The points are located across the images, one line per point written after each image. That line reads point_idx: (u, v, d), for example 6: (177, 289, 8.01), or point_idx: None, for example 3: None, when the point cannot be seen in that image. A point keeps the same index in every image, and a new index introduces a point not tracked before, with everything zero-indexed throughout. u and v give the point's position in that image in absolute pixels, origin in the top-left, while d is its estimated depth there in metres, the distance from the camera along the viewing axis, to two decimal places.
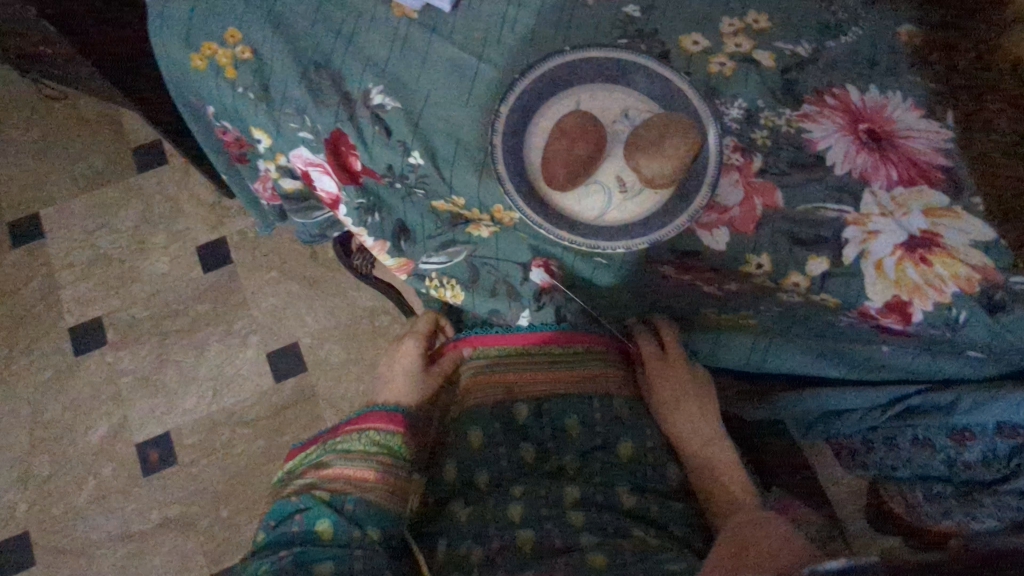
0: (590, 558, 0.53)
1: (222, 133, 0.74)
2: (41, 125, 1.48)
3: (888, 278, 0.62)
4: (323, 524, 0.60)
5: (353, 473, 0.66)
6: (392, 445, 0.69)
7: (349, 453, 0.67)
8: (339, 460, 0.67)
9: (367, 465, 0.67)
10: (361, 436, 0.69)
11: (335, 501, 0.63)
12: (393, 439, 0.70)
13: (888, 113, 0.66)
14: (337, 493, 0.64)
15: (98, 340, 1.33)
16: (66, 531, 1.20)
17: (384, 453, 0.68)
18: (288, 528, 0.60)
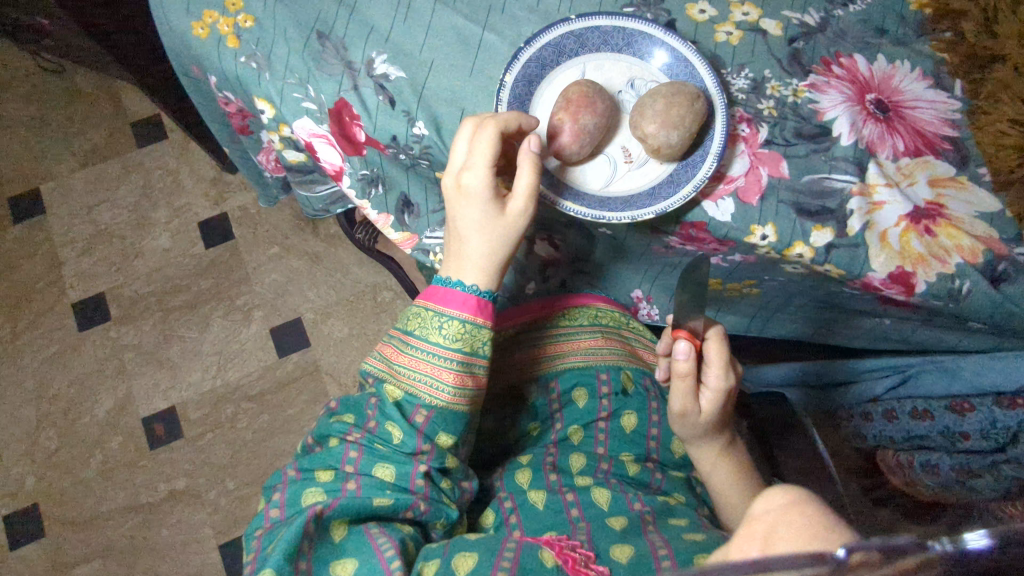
0: (610, 520, 0.57)
1: (224, 104, 0.73)
2: (40, 99, 1.47)
3: (893, 248, 0.61)
4: (392, 429, 0.55)
5: (434, 371, 0.57)
6: (478, 344, 0.58)
7: (429, 344, 0.57)
8: (416, 347, 0.57)
9: (450, 365, 0.57)
10: (436, 320, 0.57)
11: (407, 403, 0.57)
12: (479, 333, 0.57)
13: (896, 83, 0.65)
14: (412, 394, 0.57)
15: (101, 315, 1.33)
16: (74, 504, 1.22)
17: (467, 353, 0.57)
18: (356, 423, 0.57)
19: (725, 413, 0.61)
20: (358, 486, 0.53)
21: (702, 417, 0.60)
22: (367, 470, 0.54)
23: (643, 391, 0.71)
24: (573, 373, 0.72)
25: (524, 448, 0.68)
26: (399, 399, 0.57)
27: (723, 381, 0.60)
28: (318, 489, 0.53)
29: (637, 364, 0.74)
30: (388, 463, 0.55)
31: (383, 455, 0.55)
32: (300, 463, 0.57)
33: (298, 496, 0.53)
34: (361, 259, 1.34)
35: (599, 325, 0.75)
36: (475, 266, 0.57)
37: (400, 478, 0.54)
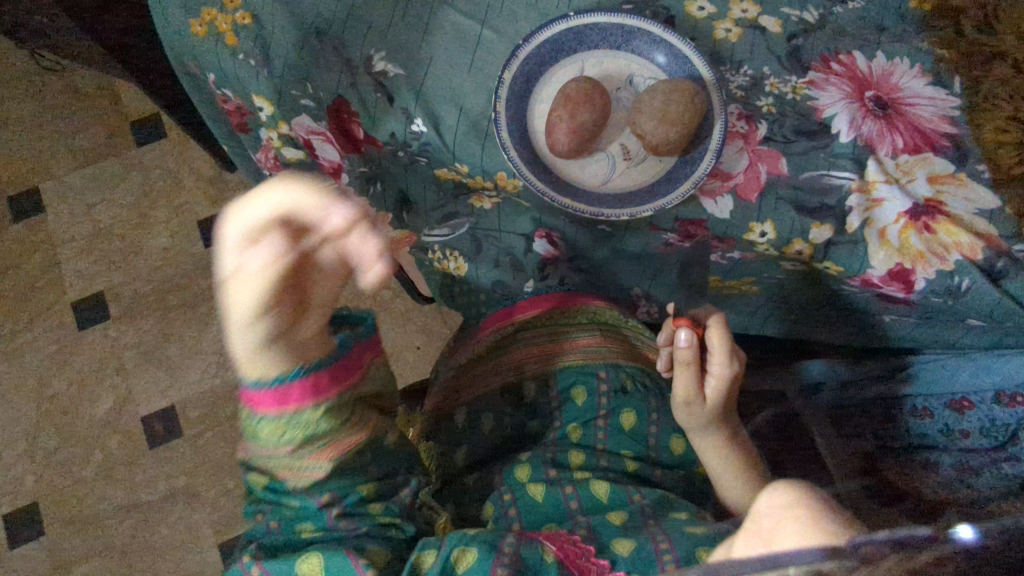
0: (612, 515, 0.58)
1: (223, 101, 0.73)
2: (38, 97, 1.47)
3: (892, 246, 0.61)
4: (255, 480, 0.50)
5: (284, 464, 0.48)
6: (306, 428, 0.46)
7: (258, 445, 0.47)
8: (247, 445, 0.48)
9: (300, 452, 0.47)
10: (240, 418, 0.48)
11: (275, 487, 0.50)
12: (302, 420, 0.46)
13: (894, 80, 0.65)
14: (274, 480, 0.49)
15: (100, 314, 1.34)
16: (76, 502, 1.23)
17: (301, 441, 0.47)
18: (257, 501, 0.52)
19: (728, 399, 0.64)
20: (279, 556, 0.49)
21: (707, 403, 0.63)
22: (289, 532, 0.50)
23: (642, 389, 0.71)
24: (571, 371, 0.71)
25: (525, 447, 0.68)
26: (268, 484, 0.50)
27: (727, 367, 0.62)
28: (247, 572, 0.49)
29: (636, 362, 0.73)
30: (285, 498, 0.50)
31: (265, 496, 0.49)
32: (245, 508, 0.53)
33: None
34: None
35: (596, 324, 0.73)
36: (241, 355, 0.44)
37: (321, 527, 0.50)
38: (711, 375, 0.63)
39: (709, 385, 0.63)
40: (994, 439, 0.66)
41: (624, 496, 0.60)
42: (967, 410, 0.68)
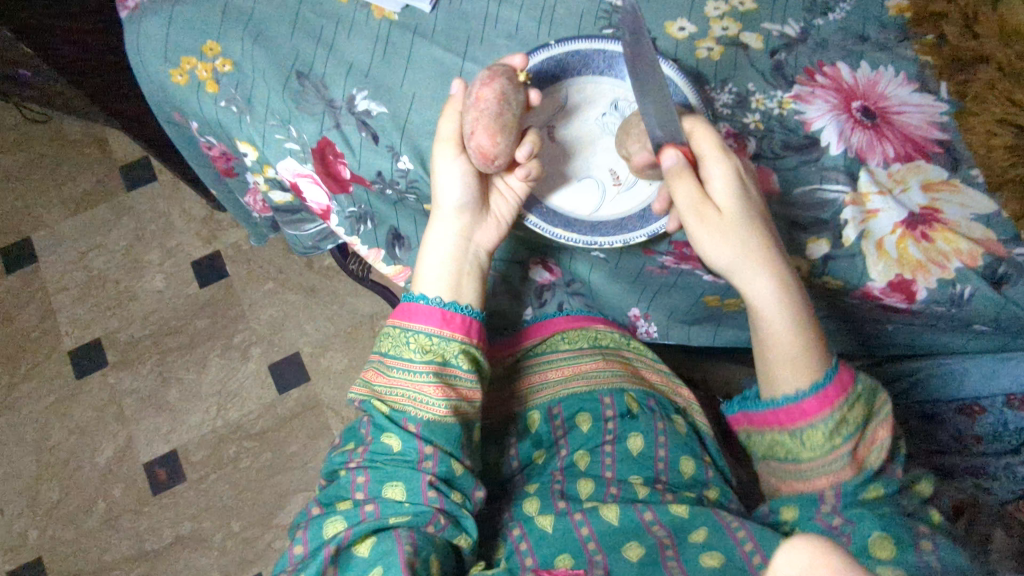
0: (628, 548, 0.58)
1: (207, 148, 0.72)
2: (26, 148, 1.47)
3: (891, 256, 0.60)
4: (378, 409, 0.57)
5: (418, 391, 0.57)
6: (450, 352, 0.58)
7: (416, 364, 0.57)
8: (392, 366, 0.58)
9: (428, 379, 0.57)
10: (393, 333, 0.59)
11: (397, 416, 0.57)
12: (449, 345, 0.58)
13: (881, 89, 0.65)
14: (398, 409, 0.57)
15: (98, 361, 1.33)
16: (80, 554, 1.21)
17: (441, 364, 0.58)
18: (357, 445, 0.58)
19: (750, 213, 0.54)
20: (371, 505, 0.54)
21: (726, 215, 0.53)
22: (376, 489, 0.55)
23: (648, 411, 0.70)
24: (575, 398, 0.71)
25: (530, 477, 0.68)
26: (389, 413, 0.57)
27: (722, 166, 0.53)
28: (336, 518, 0.54)
29: (640, 385, 0.72)
30: (389, 437, 0.56)
31: (388, 423, 0.56)
32: (320, 497, 0.57)
33: (319, 531, 0.54)
34: (357, 290, 1.34)
35: (598, 348, 0.74)
36: (432, 281, 0.59)
37: (410, 491, 0.54)
38: (714, 179, 0.53)
39: (714, 192, 0.53)
40: (1008, 444, 0.67)
41: (637, 520, 0.60)
42: (979, 415, 0.68)
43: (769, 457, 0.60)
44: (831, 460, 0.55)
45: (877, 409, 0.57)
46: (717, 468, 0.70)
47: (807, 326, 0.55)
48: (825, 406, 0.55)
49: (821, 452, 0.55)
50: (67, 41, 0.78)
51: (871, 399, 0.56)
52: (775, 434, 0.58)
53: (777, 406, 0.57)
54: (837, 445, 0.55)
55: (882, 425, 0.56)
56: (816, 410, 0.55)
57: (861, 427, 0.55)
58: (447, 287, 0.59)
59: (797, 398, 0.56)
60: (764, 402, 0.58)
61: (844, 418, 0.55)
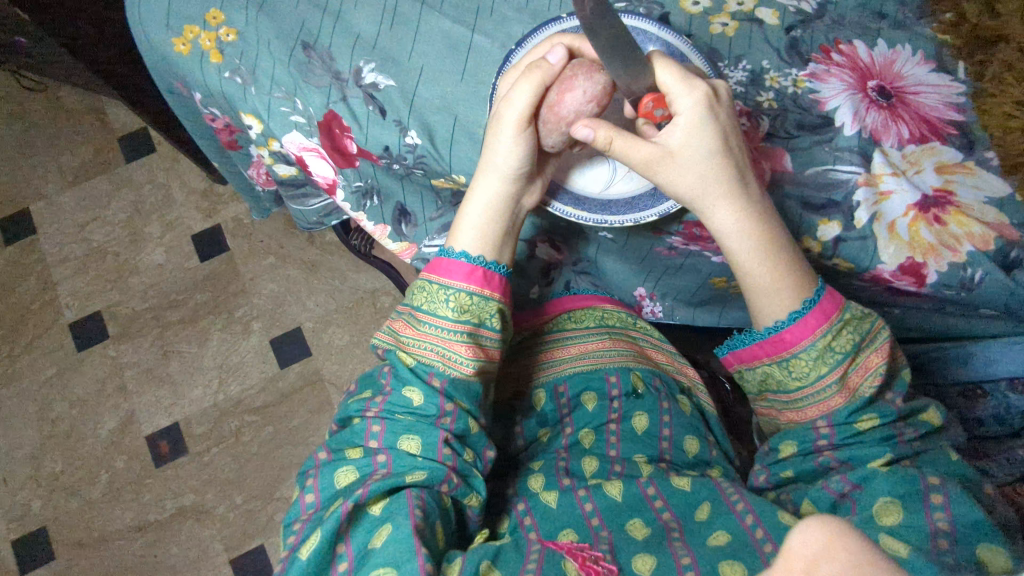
0: (632, 524, 0.57)
1: (210, 119, 0.71)
2: (24, 117, 1.46)
3: (903, 239, 0.60)
4: (402, 360, 0.58)
5: (450, 348, 0.57)
6: (486, 314, 0.58)
7: (450, 323, 0.57)
8: (423, 319, 0.58)
9: (461, 339, 0.57)
10: (421, 285, 0.59)
11: (422, 369, 0.57)
12: (487, 305, 0.58)
13: (897, 69, 0.64)
14: (424, 362, 0.57)
15: (99, 334, 1.32)
16: (83, 524, 1.22)
17: (476, 325, 0.58)
18: (375, 395, 0.58)
19: (710, 149, 0.53)
20: (387, 458, 0.54)
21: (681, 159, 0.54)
22: (394, 443, 0.55)
23: (654, 391, 0.70)
24: (582, 377, 0.71)
25: (535, 455, 0.68)
26: (413, 365, 0.57)
27: (692, 101, 0.52)
28: (347, 468, 0.54)
29: (646, 364, 0.73)
30: (413, 390, 0.56)
31: (416, 378, 0.57)
32: (330, 444, 0.58)
33: (329, 479, 0.54)
34: (359, 266, 1.33)
35: (605, 327, 0.74)
36: (469, 238, 0.59)
37: (427, 447, 0.54)
38: (679, 119, 0.53)
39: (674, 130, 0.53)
40: (1009, 426, 0.67)
41: (639, 495, 0.60)
42: (981, 400, 0.67)
43: (762, 389, 0.63)
44: (818, 388, 0.58)
45: (871, 332, 0.57)
46: (722, 449, 0.71)
47: (780, 249, 0.57)
48: (807, 332, 0.57)
49: (808, 380, 0.58)
50: (68, 8, 0.76)
51: (862, 324, 0.57)
52: (765, 368, 0.61)
53: (761, 338, 0.60)
54: (823, 373, 0.57)
55: (878, 349, 0.57)
56: (798, 338, 0.57)
57: (848, 353, 0.56)
58: (484, 245, 0.59)
59: (779, 327, 0.58)
60: (751, 336, 0.61)
61: (829, 345, 0.57)
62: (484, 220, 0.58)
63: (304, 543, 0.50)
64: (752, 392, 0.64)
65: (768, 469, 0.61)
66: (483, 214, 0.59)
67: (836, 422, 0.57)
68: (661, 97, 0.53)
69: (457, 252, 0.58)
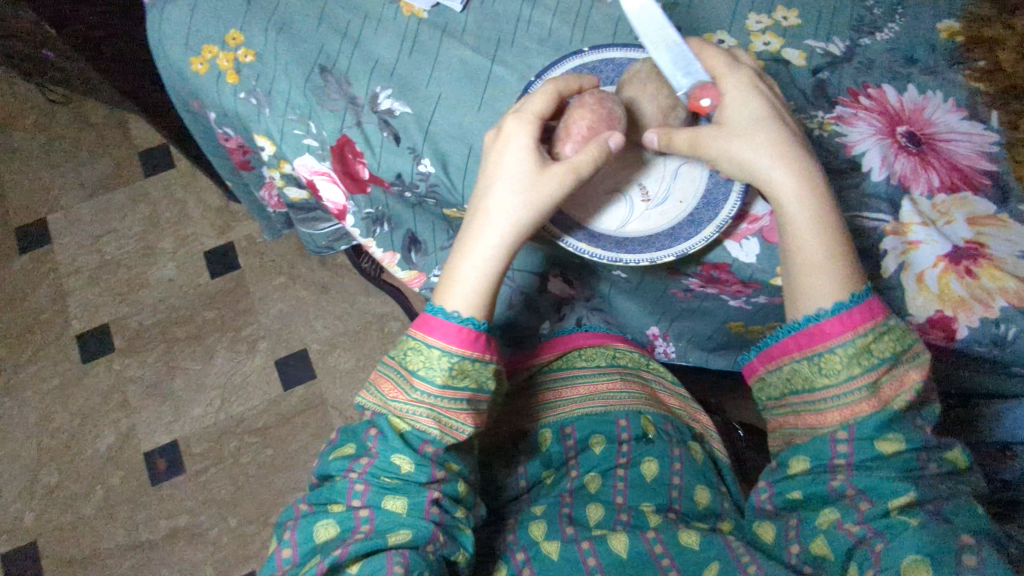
0: None
1: (224, 139, 0.70)
2: (50, 129, 1.48)
3: (931, 291, 0.57)
4: (395, 426, 0.54)
5: (444, 412, 0.53)
6: (484, 379, 0.54)
7: (443, 388, 0.53)
8: (416, 386, 0.53)
9: (461, 405, 0.54)
10: (416, 346, 0.54)
11: (416, 436, 0.54)
12: (485, 369, 0.54)
13: (928, 114, 0.61)
14: (418, 429, 0.54)
15: (105, 346, 1.32)
16: (75, 541, 1.20)
17: (475, 391, 0.54)
18: (359, 455, 0.54)
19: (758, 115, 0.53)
20: (370, 515, 0.51)
21: (733, 128, 0.53)
22: (376, 502, 0.52)
23: (665, 437, 0.67)
24: (590, 418, 0.69)
25: (538, 499, 0.65)
26: (406, 432, 0.54)
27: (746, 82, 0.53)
28: (329, 522, 0.51)
29: (658, 409, 0.70)
30: (402, 457, 0.52)
31: (400, 443, 0.53)
32: (310, 496, 0.54)
33: (309, 532, 0.51)
34: (369, 290, 1.32)
35: (617, 366, 0.72)
36: (469, 289, 0.54)
37: (413, 509, 0.51)
38: (727, 99, 0.53)
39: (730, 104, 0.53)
40: None
41: (645, 551, 0.57)
42: None
43: (783, 394, 0.57)
44: (848, 391, 0.52)
45: (909, 346, 0.52)
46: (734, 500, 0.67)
47: (838, 233, 0.53)
48: (846, 328, 0.52)
49: (838, 378, 0.52)
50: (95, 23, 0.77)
51: (903, 335, 0.52)
52: (789, 365, 0.56)
53: (796, 330, 0.54)
54: (856, 374, 0.51)
55: (916, 366, 0.52)
56: (837, 333, 0.52)
57: (886, 359, 0.51)
58: (480, 302, 0.54)
59: (820, 317, 0.53)
60: (783, 329, 0.56)
61: (869, 347, 0.51)
62: (484, 270, 0.54)
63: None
64: (770, 400, 0.59)
65: (771, 487, 0.56)
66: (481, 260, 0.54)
67: (859, 435, 0.51)
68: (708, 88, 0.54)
69: (450, 314, 0.53)
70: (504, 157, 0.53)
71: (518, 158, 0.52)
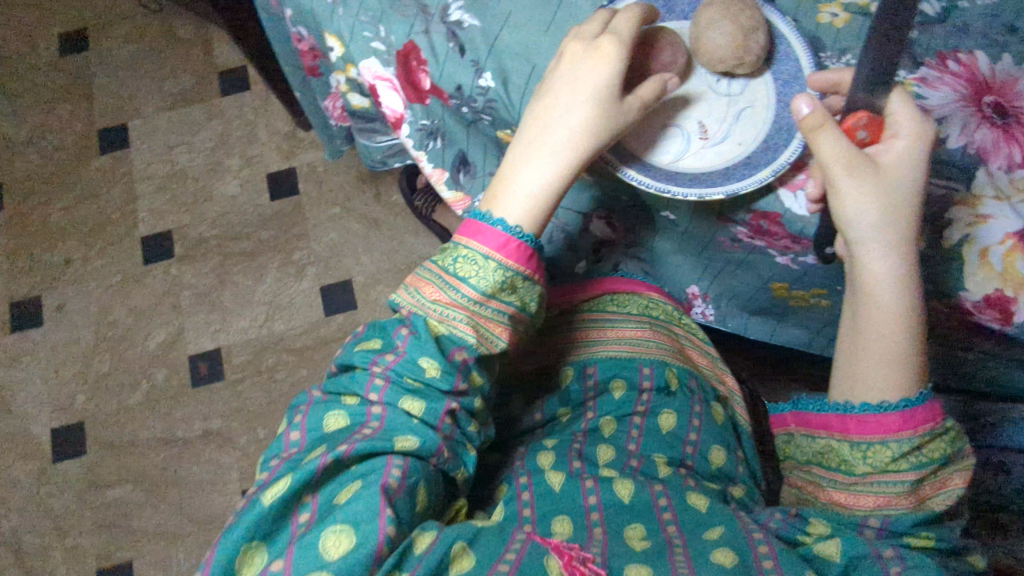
0: (629, 527, 0.53)
1: (296, 40, 0.72)
2: (139, 40, 1.55)
3: (994, 270, 0.56)
4: (431, 328, 0.54)
5: (484, 323, 0.55)
6: (529, 299, 0.56)
7: (483, 296, 0.54)
8: (461, 290, 0.54)
9: (500, 319, 0.55)
10: (468, 255, 0.54)
11: (450, 341, 0.54)
12: (532, 290, 0.56)
13: (1021, 88, 0.57)
14: (452, 335, 0.55)
15: (166, 251, 1.38)
16: (117, 427, 1.28)
17: (518, 309, 0.56)
18: (386, 350, 0.55)
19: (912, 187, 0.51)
20: (382, 413, 0.52)
21: (887, 176, 0.50)
22: (392, 401, 0.52)
23: (688, 392, 0.67)
24: (615, 362, 0.68)
25: (552, 432, 0.65)
26: (441, 335, 0.54)
27: (915, 133, 0.50)
28: (340, 414, 0.53)
29: (684, 364, 0.69)
30: (429, 361, 0.53)
31: (433, 344, 0.53)
32: (325, 385, 0.56)
33: (320, 421, 0.53)
34: (418, 231, 1.34)
35: (648, 316, 0.72)
36: (520, 203, 0.55)
37: (428, 412, 0.52)
38: (898, 142, 0.50)
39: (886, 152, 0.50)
40: None
41: (648, 501, 0.56)
42: None
43: (812, 461, 0.59)
44: (890, 480, 0.54)
45: (960, 450, 0.54)
46: (749, 466, 0.66)
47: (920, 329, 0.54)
48: (907, 425, 0.53)
49: (881, 468, 0.54)
50: None
51: (956, 438, 0.54)
52: (828, 441, 0.58)
53: (847, 412, 0.56)
54: (903, 468, 0.53)
55: (960, 471, 0.54)
56: (894, 428, 0.53)
57: (937, 460, 0.53)
58: (533, 216, 0.55)
59: (878, 409, 0.54)
60: (831, 405, 0.58)
61: (922, 446, 0.53)
62: (542, 185, 0.55)
63: (269, 486, 0.47)
64: (798, 460, 0.61)
65: (788, 522, 0.53)
66: (538, 175, 0.55)
67: (893, 528, 0.51)
68: (876, 121, 0.50)
69: (495, 221, 0.54)
70: (584, 71, 0.53)
71: (598, 77, 0.53)
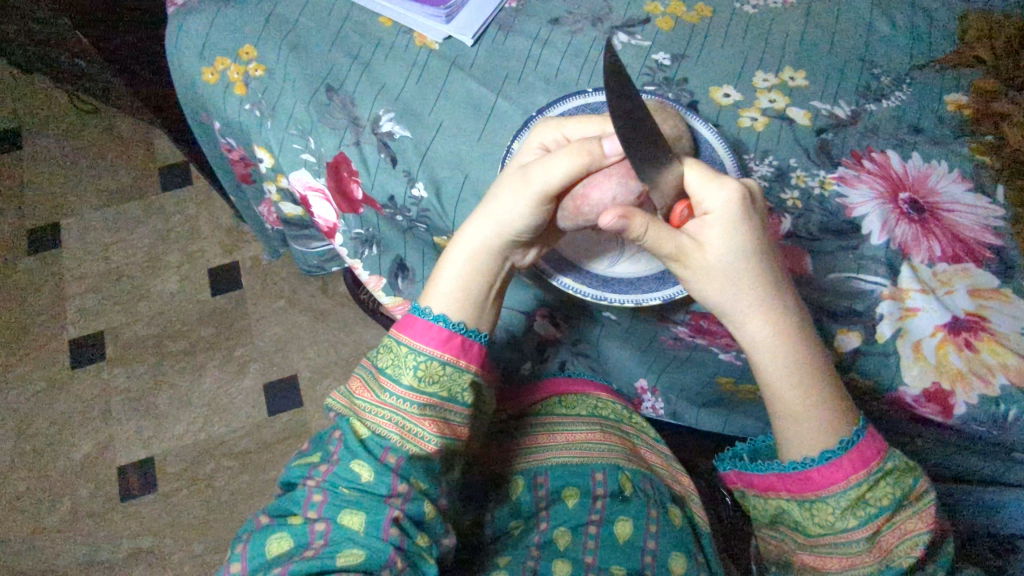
0: None
1: (227, 150, 0.71)
2: (76, 138, 1.52)
3: (929, 362, 0.55)
4: (355, 430, 0.52)
5: (410, 420, 0.52)
6: (457, 388, 0.53)
7: (409, 391, 0.52)
8: (386, 388, 0.53)
9: (431, 415, 0.53)
10: (401, 352, 0.53)
11: (376, 443, 0.52)
12: (460, 377, 0.53)
13: (932, 183, 0.60)
14: (379, 435, 0.52)
15: (97, 354, 1.30)
16: (31, 553, 1.15)
17: (445, 399, 0.53)
18: (321, 462, 0.52)
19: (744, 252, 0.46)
20: (326, 530, 0.48)
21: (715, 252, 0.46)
22: (333, 516, 0.48)
23: (643, 497, 0.64)
24: (568, 469, 0.65)
25: (502, 549, 0.61)
26: (366, 438, 0.52)
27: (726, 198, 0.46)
28: (280, 534, 0.48)
29: (637, 465, 0.67)
30: (361, 464, 0.50)
31: (364, 450, 0.51)
32: (269, 509, 0.51)
33: (259, 548, 0.48)
34: (366, 321, 1.30)
35: (598, 417, 0.69)
36: (450, 290, 0.54)
37: (371, 527, 0.48)
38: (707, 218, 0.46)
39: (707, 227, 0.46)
40: None
41: None
42: None
43: (775, 520, 0.56)
44: (845, 541, 0.51)
45: (913, 488, 0.50)
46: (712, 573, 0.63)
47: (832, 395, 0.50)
48: (838, 477, 0.50)
49: (830, 530, 0.51)
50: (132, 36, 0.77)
51: (900, 478, 0.50)
52: (779, 502, 0.54)
53: (783, 471, 0.52)
54: (851, 526, 0.50)
55: (918, 513, 0.50)
56: (825, 484, 0.50)
57: (884, 509, 0.49)
58: (464, 305, 0.54)
59: (805, 465, 0.51)
60: (767, 465, 0.54)
61: (863, 496, 0.49)
62: (473, 275, 0.54)
63: None
64: (761, 520, 0.57)
65: None
66: (469, 262, 0.54)
67: None
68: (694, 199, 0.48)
69: (435, 317, 0.53)
70: (540, 169, 0.50)
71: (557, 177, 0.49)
